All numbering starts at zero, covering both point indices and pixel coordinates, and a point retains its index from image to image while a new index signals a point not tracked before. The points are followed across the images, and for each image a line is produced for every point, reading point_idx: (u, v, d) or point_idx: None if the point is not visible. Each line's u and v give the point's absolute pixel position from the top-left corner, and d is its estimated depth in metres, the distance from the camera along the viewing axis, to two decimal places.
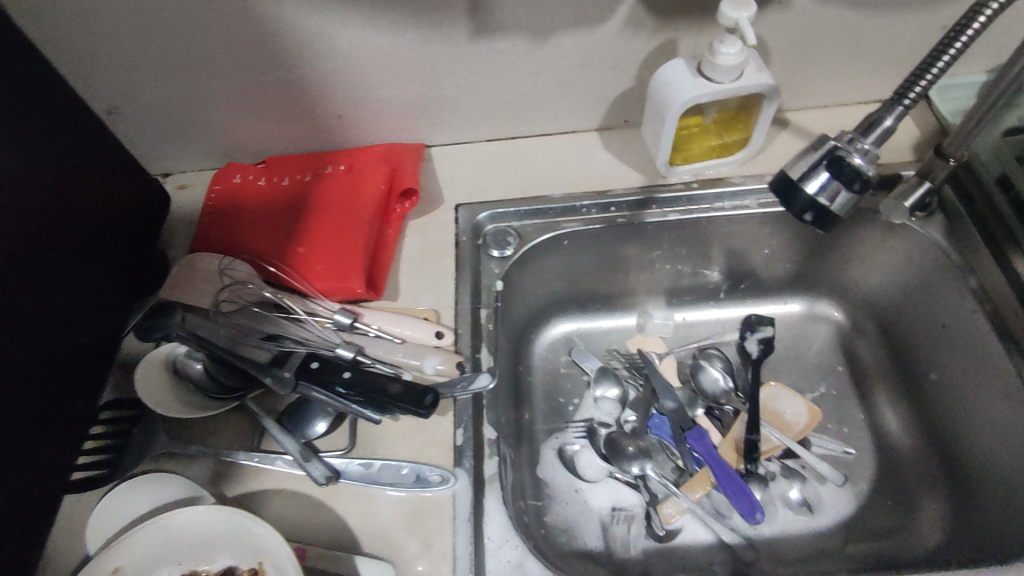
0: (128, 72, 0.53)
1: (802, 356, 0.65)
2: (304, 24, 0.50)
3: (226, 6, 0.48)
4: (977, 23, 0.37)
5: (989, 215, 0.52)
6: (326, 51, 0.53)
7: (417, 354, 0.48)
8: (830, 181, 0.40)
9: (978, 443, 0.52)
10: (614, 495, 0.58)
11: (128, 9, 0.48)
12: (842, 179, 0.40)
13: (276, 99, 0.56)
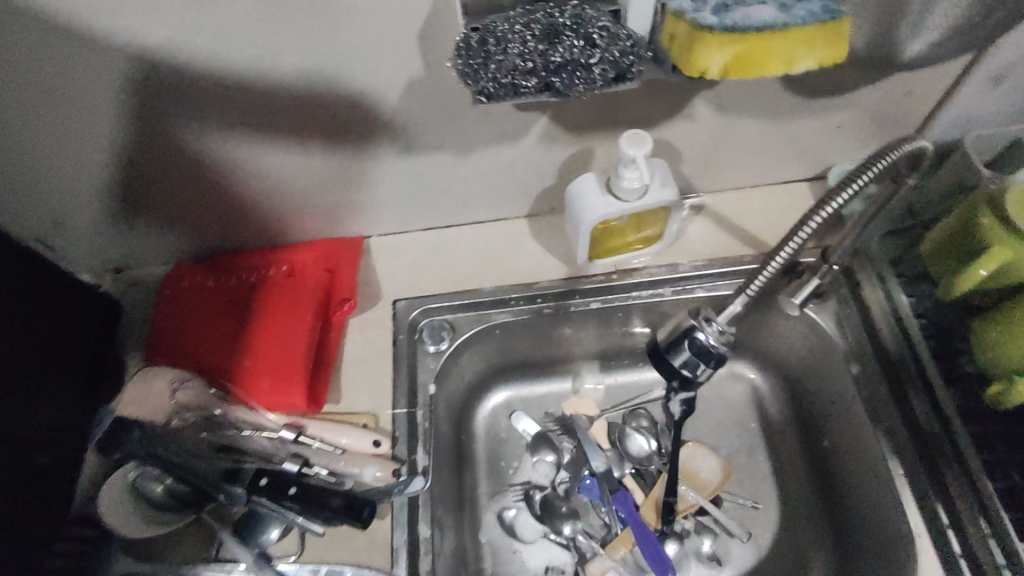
0: (68, 196, 0.55)
1: (720, 413, 0.70)
2: (232, 148, 0.53)
3: (162, 131, 0.51)
4: (848, 192, 0.44)
5: (873, 307, 0.58)
6: (259, 168, 0.56)
7: (358, 463, 0.53)
8: (691, 358, 0.50)
9: (860, 509, 0.59)
10: (548, 554, 0.66)
11: (67, 140, 0.50)
12: (701, 358, 0.50)
13: (212, 204, 0.59)
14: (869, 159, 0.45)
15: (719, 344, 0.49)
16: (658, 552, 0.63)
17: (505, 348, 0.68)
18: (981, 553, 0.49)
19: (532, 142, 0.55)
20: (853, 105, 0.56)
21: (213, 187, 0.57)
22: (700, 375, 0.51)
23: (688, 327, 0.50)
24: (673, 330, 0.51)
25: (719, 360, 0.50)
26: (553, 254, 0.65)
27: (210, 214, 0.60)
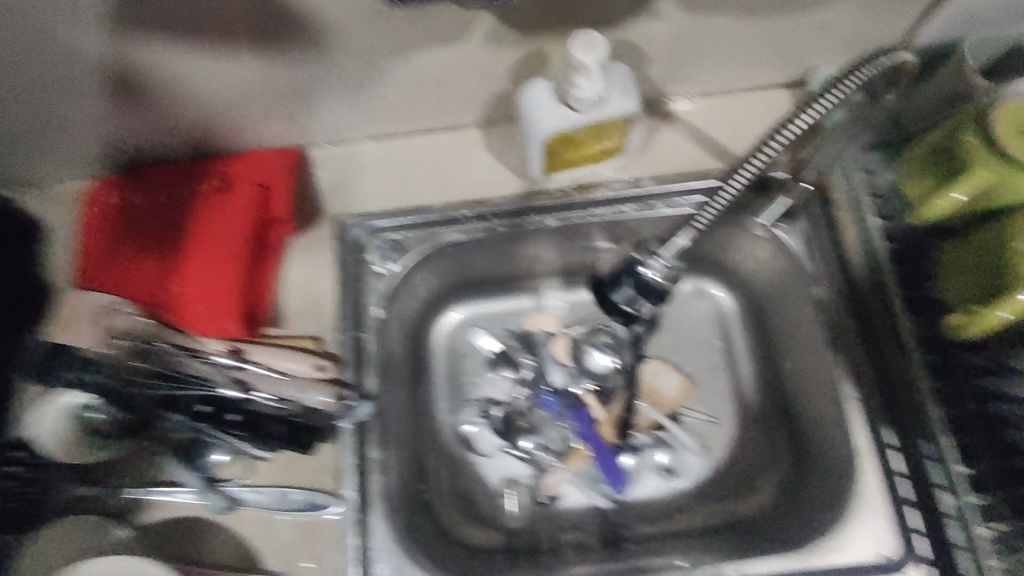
0: None
1: (683, 332, 0.69)
2: (142, 50, 0.48)
3: (54, 31, 0.45)
4: (810, 114, 0.43)
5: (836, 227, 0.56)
6: (176, 70, 0.50)
7: (300, 388, 0.51)
8: (633, 294, 0.47)
9: (810, 425, 0.60)
10: (506, 467, 0.66)
11: None
12: (643, 294, 0.47)
13: (125, 110, 0.53)
14: (849, 69, 0.43)
15: (663, 279, 0.47)
16: (611, 464, 0.64)
17: (460, 267, 0.65)
18: (916, 470, 0.50)
19: (478, 42, 0.50)
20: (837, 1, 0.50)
21: (123, 90, 0.51)
22: (643, 312, 0.49)
23: (630, 262, 0.47)
24: (615, 266, 0.48)
25: (664, 297, 0.48)
26: (507, 169, 0.61)
27: (126, 122, 0.55)
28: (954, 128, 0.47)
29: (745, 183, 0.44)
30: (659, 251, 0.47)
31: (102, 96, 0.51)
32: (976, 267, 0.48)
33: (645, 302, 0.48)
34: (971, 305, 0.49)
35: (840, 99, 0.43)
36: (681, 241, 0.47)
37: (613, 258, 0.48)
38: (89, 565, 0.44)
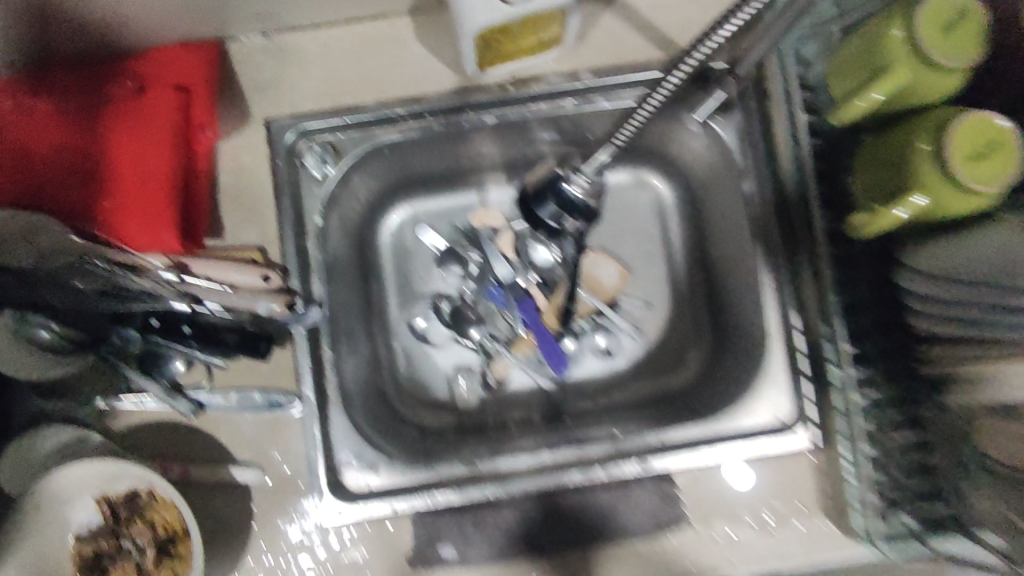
0: None
1: (621, 220, 0.71)
2: None
3: None
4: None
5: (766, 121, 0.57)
6: None
7: (247, 299, 0.53)
8: (557, 210, 0.51)
9: (733, 307, 0.65)
10: (457, 356, 0.71)
11: None
12: (565, 211, 0.51)
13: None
14: None
15: (585, 197, 0.49)
16: (554, 350, 0.68)
17: (400, 166, 0.65)
18: (818, 347, 0.56)
19: None
20: None
21: None
22: (567, 225, 0.52)
23: (554, 178, 0.50)
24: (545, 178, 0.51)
25: (588, 211, 0.50)
26: (442, 62, 0.59)
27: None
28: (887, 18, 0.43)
29: (679, 81, 0.42)
30: (582, 168, 0.48)
31: None
32: (880, 161, 0.45)
33: (567, 217, 0.51)
34: (870, 203, 0.46)
35: None
36: (599, 159, 0.47)
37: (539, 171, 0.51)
38: (66, 469, 0.49)
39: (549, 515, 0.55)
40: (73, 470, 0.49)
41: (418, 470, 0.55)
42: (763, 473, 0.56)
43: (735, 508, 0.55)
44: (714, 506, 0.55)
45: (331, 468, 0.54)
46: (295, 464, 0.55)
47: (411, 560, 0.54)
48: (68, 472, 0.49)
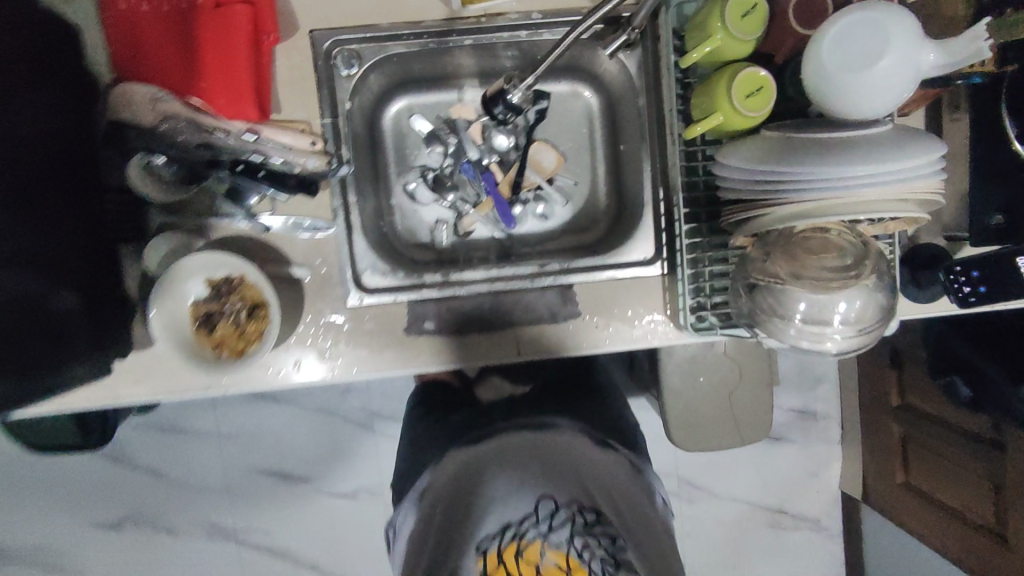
0: None
1: (560, 120, 0.99)
2: None
3: None
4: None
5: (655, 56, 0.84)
6: None
7: (301, 156, 0.80)
8: (504, 108, 0.79)
9: (627, 186, 0.95)
10: (438, 212, 1.00)
11: None
12: (508, 108, 0.79)
13: None
14: None
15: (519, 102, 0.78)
16: (506, 210, 0.96)
17: (402, 70, 0.90)
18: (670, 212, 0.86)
19: None
20: None
21: None
22: (510, 118, 0.81)
23: (503, 88, 0.78)
24: (495, 90, 0.79)
25: (520, 111, 0.80)
26: None
27: None
28: (712, 9, 0.69)
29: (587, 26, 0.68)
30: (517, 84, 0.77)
31: None
32: (704, 92, 0.73)
33: (510, 113, 0.80)
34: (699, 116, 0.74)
35: None
36: (530, 79, 0.75)
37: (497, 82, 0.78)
38: (190, 259, 0.79)
39: (495, 309, 0.87)
40: (195, 261, 0.79)
41: (409, 276, 0.89)
42: (631, 290, 0.87)
43: (612, 309, 0.87)
44: (599, 308, 0.87)
45: (356, 271, 0.86)
46: (331, 269, 0.85)
47: (405, 330, 0.86)
48: (192, 262, 0.79)
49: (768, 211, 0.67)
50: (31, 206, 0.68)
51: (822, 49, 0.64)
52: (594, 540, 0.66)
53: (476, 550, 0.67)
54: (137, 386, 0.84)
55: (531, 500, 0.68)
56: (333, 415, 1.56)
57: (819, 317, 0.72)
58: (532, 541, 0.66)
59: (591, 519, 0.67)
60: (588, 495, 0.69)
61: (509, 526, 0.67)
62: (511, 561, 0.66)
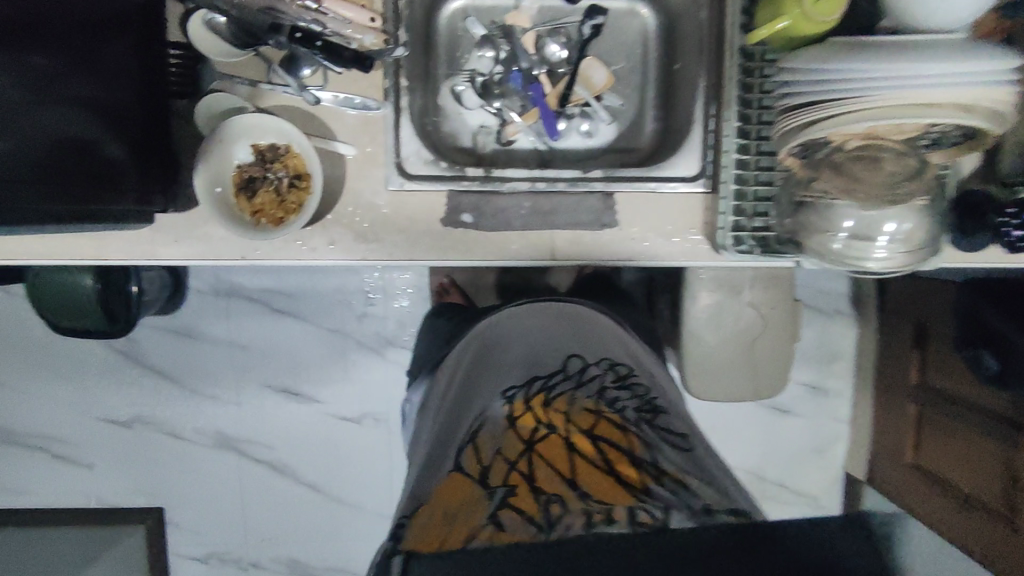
0: None
1: (617, 36, 0.98)
2: None
3: None
4: None
5: None
6: None
7: (360, 31, 0.78)
8: None
9: (676, 107, 0.94)
10: (483, 117, 0.99)
11: None
12: None
13: None
14: None
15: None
16: (553, 123, 0.95)
17: None
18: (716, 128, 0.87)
19: None
20: None
21: None
22: None
23: None
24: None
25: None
26: None
27: None
28: None
29: None
30: None
31: None
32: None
33: None
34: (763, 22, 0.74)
35: None
36: None
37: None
38: (240, 119, 0.79)
39: (534, 209, 0.87)
40: (245, 122, 0.79)
41: (452, 168, 0.88)
42: (668, 205, 0.88)
43: (648, 221, 0.88)
44: (635, 218, 0.88)
45: (400, 157, 0.86)
46: (376, 150, 0.85)
47: (441, 222, 0.87)
48: (241, 123, 0.79)
49: (802, 131, 0.70)
50: (92, 52, 0.70)
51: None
52: (619, 394, 0.87)
53: (505, 397, 0.84)
54: (174, 247, 0.86)
55: (561, 358, 0.89)
56: (346, 338, 1.50)
57: (867, 233, 0.71)
58: (561, 396, 0.84)
59: (613, 376, 0.88)
60: (601, 351, 0.92)
61: (539, 378, 0.86)
62: (537, 409, 0.82)
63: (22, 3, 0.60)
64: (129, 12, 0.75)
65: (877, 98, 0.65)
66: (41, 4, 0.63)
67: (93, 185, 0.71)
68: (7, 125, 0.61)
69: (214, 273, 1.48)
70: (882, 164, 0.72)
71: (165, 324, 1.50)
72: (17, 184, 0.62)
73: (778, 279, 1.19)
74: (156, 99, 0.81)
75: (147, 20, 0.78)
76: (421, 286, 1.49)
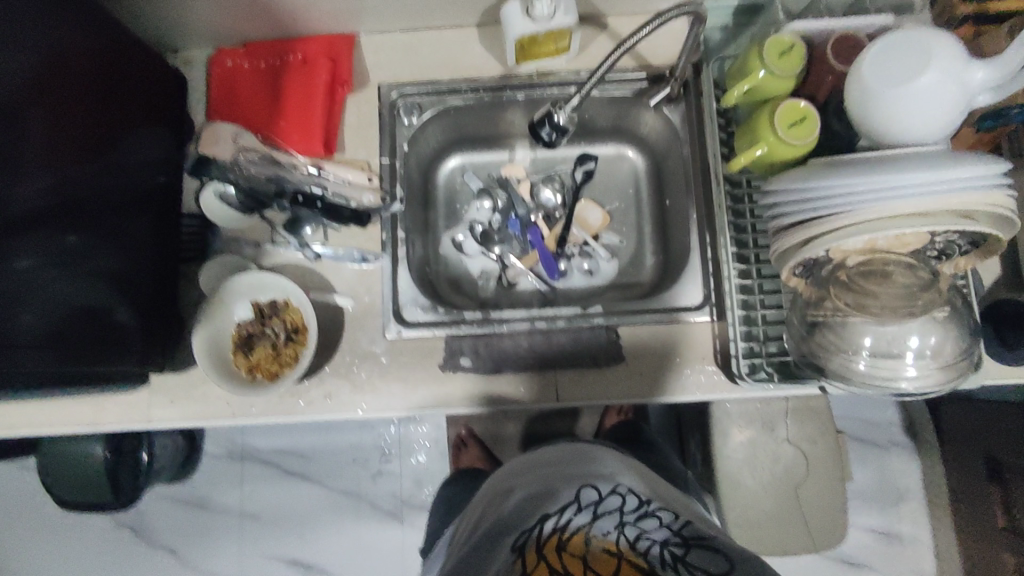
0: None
1: (608, 180, 1.02)
2: None
3: None
4: (646, 28, 0.69)
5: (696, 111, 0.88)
6: None
7: (359, 192, 0.86)
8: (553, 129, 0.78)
9: (673, 240, 0.94)
10: (483, 264, 1.00)
11: None
12: (555, 130, 0.78)
13: (237, 7, 0.84)
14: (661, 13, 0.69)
15: (566, 121, 0.77)
16: (551, 261, 0.97)
17: (459, 126, 0.97)
18: (714, 257, 0.86)
19: None
20: None
21: None
22: (555, 141, 0.80)
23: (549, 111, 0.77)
24: (541, 112, 0.78)
25: (567, 132, 0.79)
26: (491, 56, 0.91)
27: (232, 9, 0.84)
28: (751, 52, 0.73)
29: (619, 53, 0.70)
30: (562, 108, 0.76)
31: None
32: (749, 129, 0.75)
33: (558, 135, 0.79)
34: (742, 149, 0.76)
35: (655, 25, 0.69)
36: (574, 101, 0.75)
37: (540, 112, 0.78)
38: (234, 280, 0.82)
39: (534, 347, 0.84)
40: (237, 283, 0.82)
41: (449, 312, 0.87)
42: (675, 336, 0.84)
43: (656, 354, 0.83)
44: (642, 352, 0.83)
45: (397, 305, 0.86)
46: (374, 299, 0.86)
47: (439, 366, 0.84)
48: (234, 284, 0.82)
49: (810, 249, 0.67)
50: (116, 226, 0.74)
51: (866, 54, 0.65)
52: (643, 526, 0.65)
53: (512, 550, 0.65)
54: (170, 407, 0.84)
55: (572, 490, 0.69)
56: (359, 501, 1.40)
57: (887, 350, 0.67)
58: (577, 531, 0.67)
59: (637, 503, 0.67)
60: (619, 478, 0.70)
61: (550, 515, 0.67)
62: (550, 556, 0.65)
63: (65, 190, 0.66)
64: (150, 190, 0.81)
65: (879, 210, 0.63)
66: (84, 188, 0.69)
67: (98, 349, 0.71)
68: (28, 301, 0.62)
69: (230, 437, 1.43)
70: (892, 279, 0.68)
71: (178, 494, 1.42)
72: (36, 353, 0.63)
73: (813, 409, 1.09)
74: (167, 267, 0.84)
75: (166, 194, 0.85)
76: (438, 439, 1.41)
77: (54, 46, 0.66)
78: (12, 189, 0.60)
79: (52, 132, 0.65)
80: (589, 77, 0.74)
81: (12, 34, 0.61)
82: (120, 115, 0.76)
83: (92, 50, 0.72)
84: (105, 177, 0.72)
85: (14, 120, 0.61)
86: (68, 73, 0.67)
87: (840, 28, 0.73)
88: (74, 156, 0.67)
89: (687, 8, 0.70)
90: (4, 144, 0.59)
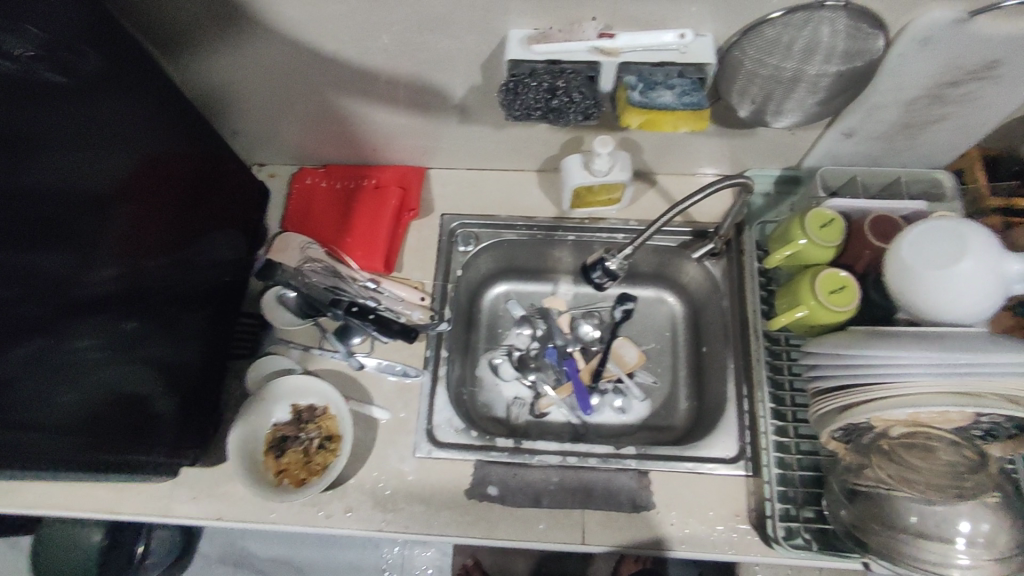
0: (253, 122, 0.92)
1: (646, 321, 1.05)
2: (357, 114, 0.88)
3: (309, 101, 0.86)
4: (698, 194, 0.75)
5: (735, 268, 0.93)
6: (370, 126, 0.91)
7: (410, 308, 0.92)
8: (605, 274, 0.82)
9: (708, 387, 0.94)
10: (517, 390, 1.00)
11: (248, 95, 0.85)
12: (607, 275, 0.82)
13: (329, 137, 0.95)
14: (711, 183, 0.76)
15: (619, 269, 0.81)
16: (585, 399, 0.96)
17: (509, 257, 1.03)
18: (751, 409, 0.86)
19: (544, 129, 0.88)
20: (752, 143, 0.87)
21: (327, 128, 0.92)
22: (606, 285, 0.83)
23: (602, 258, 0.82)
24: (594, 257, 0.83)
25: (618, 278, 0.82)
26: (547, 200, 0.99)
27: (323, 138, 0.95)
28: (790, 222, 0.80)
29: (672, 215, 0.76)
30: (615, 253, 0.81)
31: (316, 126, 0.92)
32: (787, 291, 0.79)
33: (609, 280, 0.82)
34: (779, 308, 0.80)
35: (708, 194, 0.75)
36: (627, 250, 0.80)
37: (591, 257, 0.83)
38: (285, 380, 0.84)
39: (564, 483, 0.83)
40: (288, 383, 0.85)
41: (481, 436, 0.86)
42: (708, 488, 0.82)
43: (689, 506, 0.81)
44: (674, 500, 0.81)
45: (431, 424, 0.87)
46: (410, 415, 0.87)
47: (465, 492, 0.82)
48: (285, 384, 0.85)
49: (852, 416, 0.67)
50: (177, 317, 0.79)
51: (930, 220, 0.70)
52: None
53: None
54: (191, 503, 0.83)
55: None
56: None
57: (938, 532, 0.65)
58: None
59: None
60: None
61: None
62: None
63: (134, 278, 0.70)
64: (212, 288, 0.86)
65: (921, 384, 0.64)
66: (151, 278, 0.73)
67: (131, 437, 0.72)
68: (80, 379, 0.64)
69: (226, 540, 1.36)
70: (937, 455, 0.69)
71: None
72: (72, 435, 0.64)
73: None
74: (214, 357, 0.87)
75: (224, 288, 0.90)
76: (442, 568, 1.33)
77: (160, 153, 0.73)
78: (89, 272, 0.63)
79: (133, 223, 0.69)
80: (642, 231, 0.80)
81: (123, 139, 0.67)
82: (201, 217, 0.82)
83: (184, 156, 0.78)
84: (171, 268, 0.77)
85: (104, 212, 0.65)
86: (164, 177, 0.74)
87: (876, 209, 0.79)
88: (146, 246, 0.71)
89: (738, 180, 0.77)
90: (88, 231, 0.63)
